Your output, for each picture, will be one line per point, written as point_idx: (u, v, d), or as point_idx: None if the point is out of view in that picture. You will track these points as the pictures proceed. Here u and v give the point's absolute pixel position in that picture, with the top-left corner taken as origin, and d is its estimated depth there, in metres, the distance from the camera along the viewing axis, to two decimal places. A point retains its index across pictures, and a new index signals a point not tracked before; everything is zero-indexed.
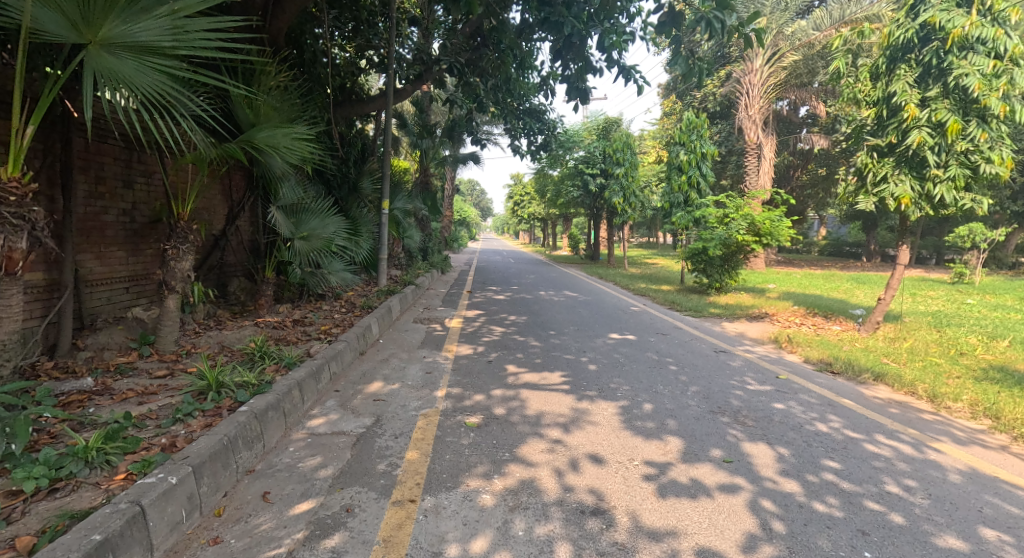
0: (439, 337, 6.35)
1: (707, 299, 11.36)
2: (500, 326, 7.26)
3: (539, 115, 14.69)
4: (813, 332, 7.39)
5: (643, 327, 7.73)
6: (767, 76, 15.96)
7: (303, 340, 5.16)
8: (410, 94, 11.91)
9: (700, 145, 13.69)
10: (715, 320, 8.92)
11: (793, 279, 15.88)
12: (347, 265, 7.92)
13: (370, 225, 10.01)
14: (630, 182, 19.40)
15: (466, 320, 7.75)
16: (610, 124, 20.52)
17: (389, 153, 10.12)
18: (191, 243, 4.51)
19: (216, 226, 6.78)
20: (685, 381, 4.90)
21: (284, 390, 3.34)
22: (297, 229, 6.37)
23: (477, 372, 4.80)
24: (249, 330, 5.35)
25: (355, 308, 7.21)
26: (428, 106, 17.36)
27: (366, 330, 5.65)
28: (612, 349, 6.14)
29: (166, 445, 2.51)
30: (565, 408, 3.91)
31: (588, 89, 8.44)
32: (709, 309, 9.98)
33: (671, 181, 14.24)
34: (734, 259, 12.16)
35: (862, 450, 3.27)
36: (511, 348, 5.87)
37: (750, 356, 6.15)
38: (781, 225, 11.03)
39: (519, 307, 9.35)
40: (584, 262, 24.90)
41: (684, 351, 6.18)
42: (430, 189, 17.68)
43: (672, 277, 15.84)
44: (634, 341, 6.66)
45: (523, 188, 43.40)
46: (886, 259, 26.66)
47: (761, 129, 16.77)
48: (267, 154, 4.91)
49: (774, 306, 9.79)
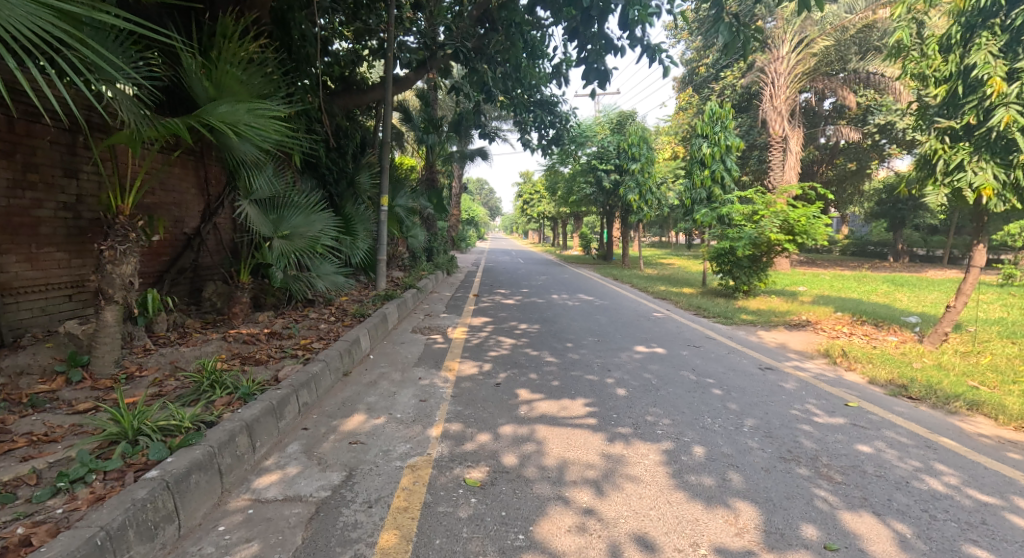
0: (439, 352, 5.51)
1: (735, 304, 10.42)
2: (509, 337, 6.39)
3: (551, 107, 13.85)
4: (868, 344, 6.47)
5: (671, 338, 6.83)
6: (794, 64, 15.03)
7: (275, 359, 4.33)
8: (413, 83, 11.14)
9: (725, 137, 12.72)
10: (750, 328, 8.02)
11: (822, 280, 14.87)
12: (339, 267, 7.13)
13: (368, 224, 9.18)
14: (646, 178, 18.42)
15: (472, 329, 6.90)
16: (625, 119, 19.60)
17: (389, 145, 9.26)
18: (134, 243, 3.70)
19: (189, 225, 6.00)
20: (736, 410, 4.02)
21: (223, 437, 2.53)
22: (278, 226, 5.59)
23: (481, 400, 3.94)
24: (215, 346, 4.55)
25: (346, 316, 6.39)
26: (434, 99, 16.60)
27: (353, 345, 4.85)
28: (640, 366, 5.26)
29: (12, 545, 1.70)
30: (593, 455, 3.04)
31: (609, 70, 7.58)
32: (739, 316, 9.05)
33: (693, 176, 13.33)
34: (764, 260, 11.20)
35: (1009, 526, 2.38)
36: (523, 366, 5.01)
37: (804, 375, 5.24)
38: (818, 222, 10.08)
39: (531, 313, 8.49)
40: (596, 263, 23.99)
41: (725, 369, 5.28)
42: (436, 187, 16.87)
43: (693, 279, 14.85)
44: (665, 355, 5.78)
45: (533, 186, 42.44)
46: (913, 259, 25.51)
47: (787, 121, 15.81)
48: (231, 135, 4.10)
49: (813, 312, 8.85)
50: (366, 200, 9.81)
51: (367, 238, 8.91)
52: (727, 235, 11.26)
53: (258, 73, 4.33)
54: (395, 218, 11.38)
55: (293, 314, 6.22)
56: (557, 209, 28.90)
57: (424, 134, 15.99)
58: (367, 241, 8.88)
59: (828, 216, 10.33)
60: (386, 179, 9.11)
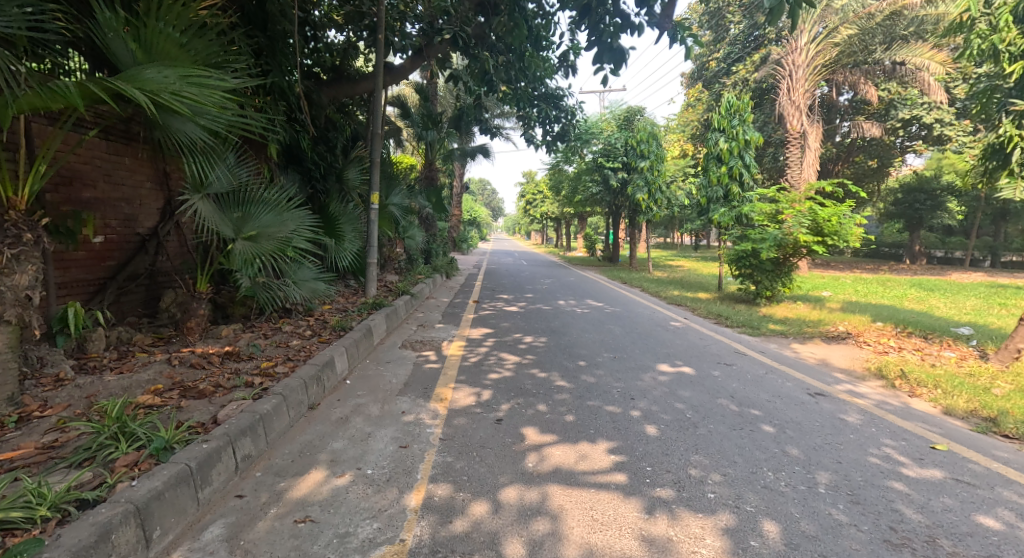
0: (430, 374, 4.68)
1: (757, 311, 9.59)
2: (513, 354, 5.56)
3: (556, 101, 13.02)
4: (926, 362, 5.63)
5: (697, 354, 5.99)
6: (814, 55, 14.25)
7: (225, 389, 3.48)
8: (408, 72, 10.35)
9: (744, 130, 11.87)
10: (782, 341, 7.17)
11: (844, 284, 14.00)
12: (319, 272, 6.30)
13: (356, 223, 8.34)
14: (656, 176, 17.54)
15: (471, 343, 6.06)
16: (634, 114, 18.73)
17: (379, 137, 8.44)
18: (32, 246, 2.86)
19: (143, 224, 5.18)
20: (800, 456, 3.20)
21: (85, 539, 1.72)
22: (241, 226, 4.75)
23: (479, 446, 3.13)
24: (154, 369, 3.71)
25: (325, 329, 5.56)
26: (434, 94, 16.28)
27: (325, 369, 4.01)
28: (669, 392, 4.42)
29: None
30: (628, 541, 2.23)
31: (626, 50, 6.77)
32: (767, 326, 8.21)
33: (709, 173, 12.53)
34: (788, 263, 10.34)
35: None
36: (530, 394, 4.18)
37: (863, 403, 4.39)
38: (851, 223, 9.25)
39: (537, 323, 7.66)
40: (601, 265, 23.13)
41: (769, 395, 4.45)
42: (435, 185, 16.04)
43: (708, 284, 13.98)
44: (695, 378, 4.94)
45: (536, 185, 41.67)
46: (930, 261, 24.60)
47: (805, 116, 14.98)
48: (167, 110, 3.27)
49: (849, 321, 8.01)
50: (354, 198, 9.06)
51: (353, 242, 8.10)
52: (749, 236, 10.44)
53: (203, 37, 3.50)
54: (390, 217, 10.58)
55: (264, 327, 5.40)
56: (560, 208, 28.08)
57: (424, 129, 15.42)
58: (354, 245, 8.08)
59: (861, 215, 9.49)
60: (376, 174, 8.30)
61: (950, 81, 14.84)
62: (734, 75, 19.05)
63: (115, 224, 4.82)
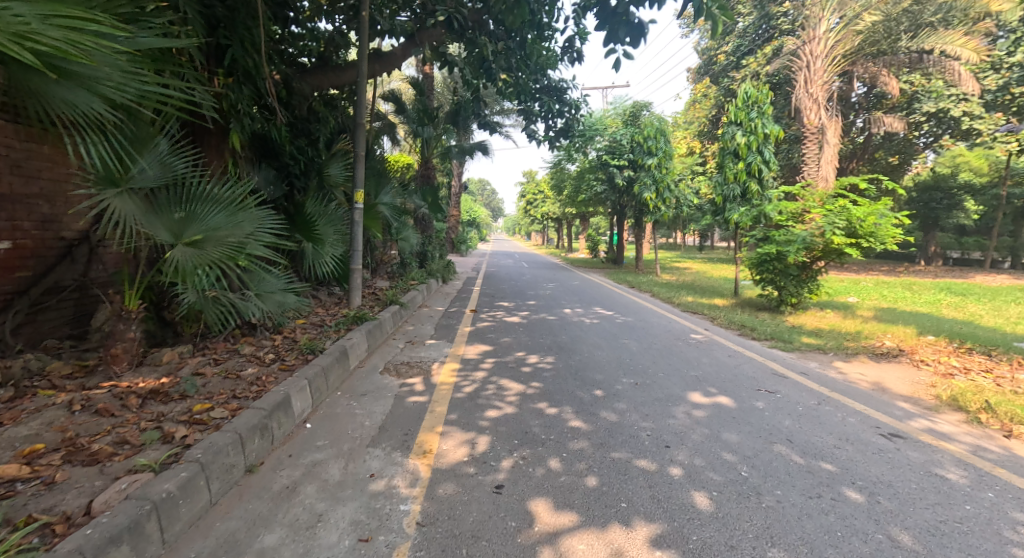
0: (412, 412, 3.79)
1: (784, 321, 8.72)
2: (516, 381, 4.69)
3: (559, 94, 12.16)
4: (1007, 389, 4.72)
5: (731, 378, 5.12)
6: (834, 44, 13.03)
7: (132, 449, 2.58)
8: (399, 57, 9.49)
9: (762, 124, 11.07)
10: (822, 359, 6.28)
11: (866, 289, 13.11)
12: (287, 281, 5.39)
13: (339, 224, 7.45)
14: (664, 174, 16.68)
15: (466, 365, 5.18)
16: (640, 109, 17.83)
17: (363, 127, 7.54)
18: None
19: (70, 226, 4.30)
20: (917, 547, 2.32)
21: None
22: (181, 229, 3.86)
23: (471, 539, 2.25)
24: (45, 417, 2.82)
25: (292, 351, 4.66)
26: (430, 88, 15.48)
27: (277, 412, 3.12)
28: (713, 437, 3.54)
29: None
30: None
31: (642, 24, 5.87)
32: (800, 339, 7.33)
33: (724, 169, 11.72)
34: (815, 268, 9.48)
35: None
36: (539, 441, 3.32)
37: (955, 449, 3.50)
38: (888, 223, 8.36)
39: (542, 337, 6.78)
40: (605, 267, 22.26)
41: (835, 440, 3.58)
42: (432, 184, 15.21)
43: (722, 288, 13.10)
44: (738, 414, 4.05)
45: (537, 185, 40.97)
46: (946, 262, 23.65)
47: (824, 110, 14.05)
48: (39, 71, 2.38)
49: (893, 334, 7.13)
50: (338, 196, 8.18)
51: (334, 246, 7.22)
52: (772, 237, 9.59)
53: None
54: (380, 218, 9.71)
55: (218, 350, 4.53)
56: (562, 208, 27.23)
57: (420, 125, 14.65)
58: (335, 250, 7.22)
59: (898, 215, 8.59)
60: (360, 169, 7.42)
61: (978, 71, 13.86)
62: (744, 68, 18.23)
63: (29, 225, 3.93)
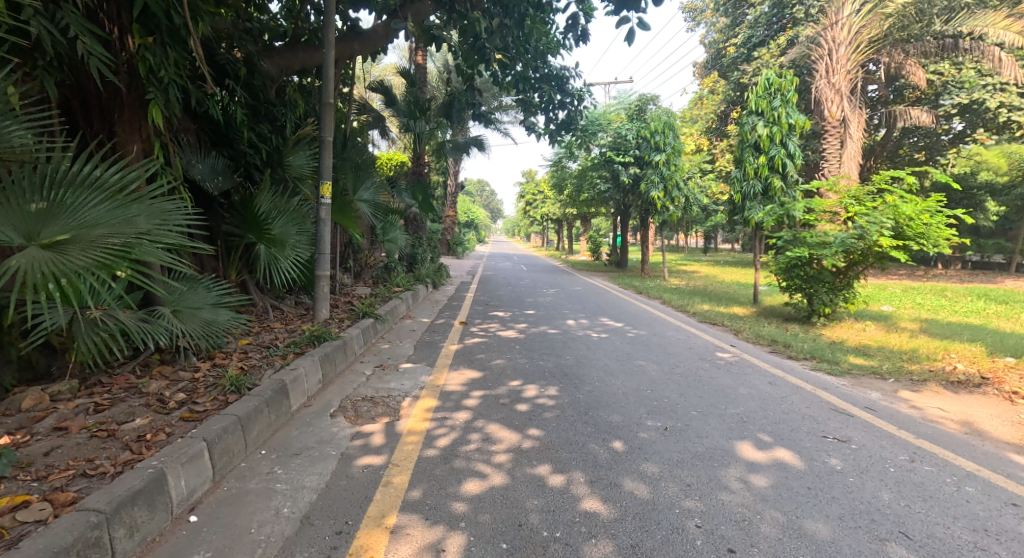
0: (357, 487, 2.67)
1: (820, 335, 7.61)
2: (508, 427, 3.56)
3: (560, 82, 11.04)
4: None
5: (785, 420, 4.01)
6: (860, 29, 11.87)
7: None
8: (382, 36, 8.39)
9: (787, 113, 9.98)
10: (883, 386, 5.16)
11: (896, 296, 12.03)
12: (215, 299, 4.26)
13: (303, 223, 6.34)
14: (673, 171, 15.68)
15: (447, 402, 4.06)
16: (646, 103, 16.74)
17: (330, 109, 6.43)
18: None
19: None
20: None
21: None
22: (34, 226, 2.72)
23: None
24: None
25: (214, 386, 3.53)
26: (422, 79, 14.40)
27: (125, 510, 2.00)
28: (794, 530, 2.43)
29: None
30: None
31: None
32: (847, 358, 6.22)
33: (743, 163, 10.66)
34: (852, 273, 8.37)
35: None
36: (538, 545, 2.22)
37: None
38: (941, 222, 7.24)
39: (543, 357, 5.66)
40: (609, 270, 21.18)
41: (967, 532, 2.46)
42: (424, 181, 14.16)
43: (739, 295, 11.99)
44: (814, 483, 2.94)
45: (537, 185, 39.93)
46: (965, 265, 22.52)
47: (846, 102, 12.86)
48: None
49: (959, 354, 6.03)
50: (305, 190, 7.09)
51: (296, 248, 6.11)
52: (802, 240, 8.48)
53: None
54: (360, 216, 8.61)
55: (113, 389, 3.41)
56: (563, 209, 26.18)
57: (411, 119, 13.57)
58: (297, 253, 6.13)
59: (951, 213, 7.50)
60: (326, 158, 6.33)
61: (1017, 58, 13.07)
62: (756, 60, 17.26)
63: None
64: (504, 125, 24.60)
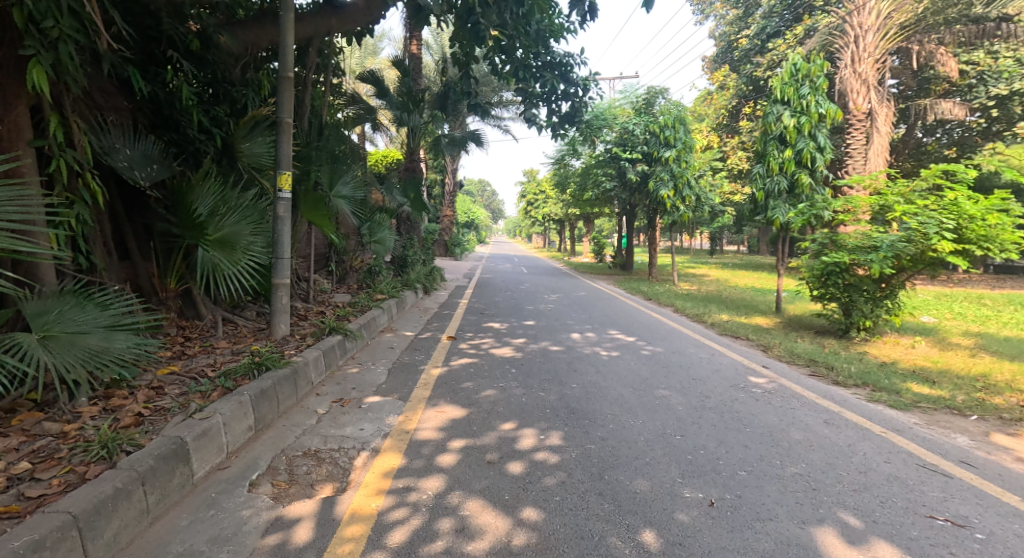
0: None
1: (864, 353, 6.57)
2: (493, 507, 2.55)
3: (564, 70, 10.03)
4: None
5: (869, 488, 2.97)
6: (891, 11, 10.76)
7: None
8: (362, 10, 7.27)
9: (816, 102, 8.97)
10: (970, 428, 4.11)
11: (931, 303, 10.98)
12: (110, 320, 3.23)
13: (259, 221, 5.30)
14: (683, 168, 14.68)
15: (414, 461, 3.03)
16: (655, 97, 15.68)
17: (289, 85, 5.38)
18: None
19: None
20: None
21: None
22: None
23: None
24: None
25: (78, 447, 2.49)
26: (416, 68, 13.40)
27: None
28: None
29: None
30: None
31: None
32: (908, 385, 5.19)
33: (766, 159, 9.63)
34: (896, 281, 7.33)
35: None
36: None
37: None
38: (1007, 227, 6.22)
39: (544, 386, 4.63)
40: (614, 273, 20.13)
41: None
42: (417, 178, 13.17)
43: (758, 303, 10.93)
44: None
45: (538, 184, 38.84)
46: (987, 269, 21.48)
47: (872, 93, 11.95)
48: None
49: None
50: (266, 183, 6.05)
51: (249, 251, 5.09)
52: (839, 243, 7.46)
53: None
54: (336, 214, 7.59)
55: None
56: (565, 209, 25.14)
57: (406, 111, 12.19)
58: (251, 256, 5.11)
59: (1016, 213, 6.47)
60: (286, 145, 5.33)
61: None
62: (770, 52, 16.28)
63: None
64: (504, 121, 23.56)
